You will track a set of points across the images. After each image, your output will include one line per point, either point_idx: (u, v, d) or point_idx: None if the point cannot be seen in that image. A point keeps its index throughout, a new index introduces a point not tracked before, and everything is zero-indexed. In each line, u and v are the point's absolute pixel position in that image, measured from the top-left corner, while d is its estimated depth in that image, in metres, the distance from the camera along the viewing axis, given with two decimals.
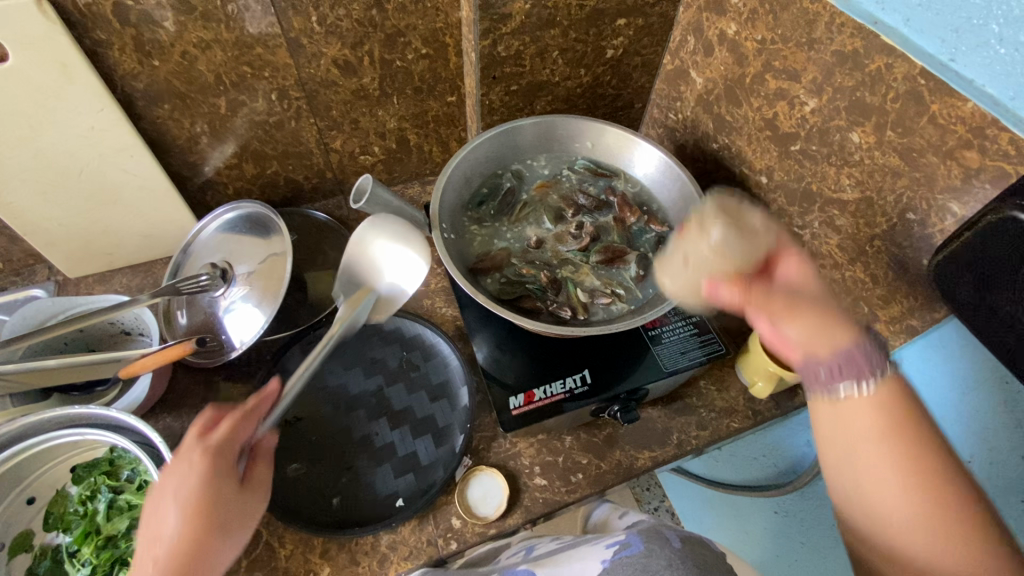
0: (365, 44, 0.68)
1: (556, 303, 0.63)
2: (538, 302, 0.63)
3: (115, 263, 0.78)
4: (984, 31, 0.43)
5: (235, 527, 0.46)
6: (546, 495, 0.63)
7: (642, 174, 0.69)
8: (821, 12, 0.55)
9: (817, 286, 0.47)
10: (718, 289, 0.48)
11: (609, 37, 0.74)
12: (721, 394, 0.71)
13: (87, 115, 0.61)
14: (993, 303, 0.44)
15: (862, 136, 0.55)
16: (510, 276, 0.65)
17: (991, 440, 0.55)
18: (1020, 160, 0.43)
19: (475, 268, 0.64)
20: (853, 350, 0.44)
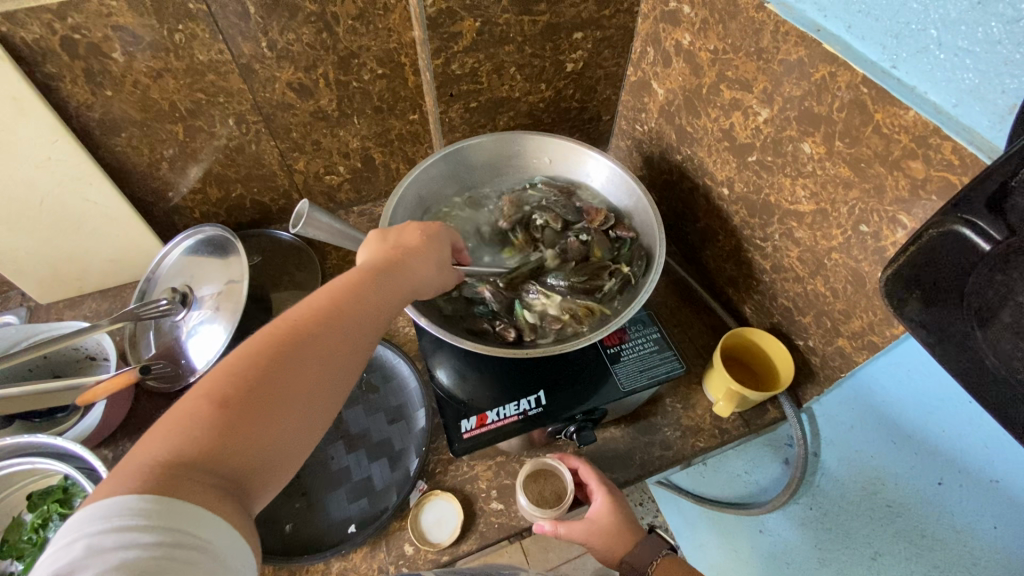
0: (318, 67, 0.68)
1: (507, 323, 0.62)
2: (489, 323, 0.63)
3: (85, 288, 0.79)
4: (923, 36, 0.42)
5: (426, 276, 0.52)
6: (501, 520, 0.61)
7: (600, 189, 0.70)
8: (766, 21, 0.54)
9: (605, 522, 0.56)
10: (543, 528, 0.57)
11: (567, 50, 0.73)
12: (687, 412, 0.69)
13: (42, 146, 0.62)
14: (937, 320, 0.41)
15: (812, 146, 0.54)
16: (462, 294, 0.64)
17: (963, 459, 0.52)
18: (964, 171, 0.41)
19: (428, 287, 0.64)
20: (629, 563, 0.54)
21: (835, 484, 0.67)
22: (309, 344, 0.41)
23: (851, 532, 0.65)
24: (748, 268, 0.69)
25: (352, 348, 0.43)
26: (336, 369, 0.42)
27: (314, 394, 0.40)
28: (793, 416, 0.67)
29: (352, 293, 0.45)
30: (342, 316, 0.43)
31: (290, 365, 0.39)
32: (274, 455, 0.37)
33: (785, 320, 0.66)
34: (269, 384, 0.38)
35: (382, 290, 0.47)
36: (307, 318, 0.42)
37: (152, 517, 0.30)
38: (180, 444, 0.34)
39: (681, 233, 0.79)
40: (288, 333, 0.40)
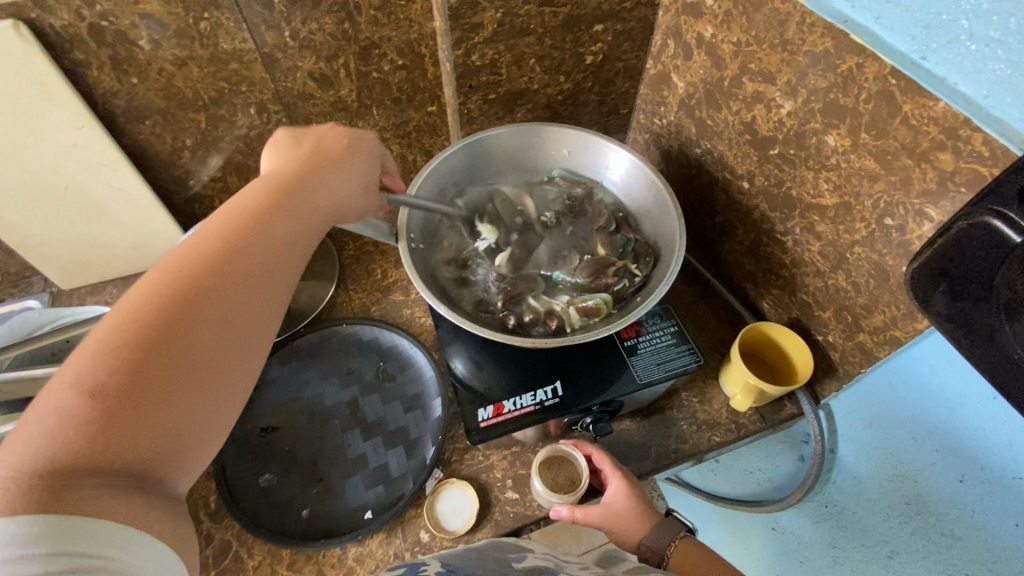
0: (340, 57, 0.68)
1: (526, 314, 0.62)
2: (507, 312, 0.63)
3: (106, 274, 0.80)
4: (954, 27, 0.42)
5: (327, 208, 0.50)
6: (516, 509, 0.61)
7: (619, 184, 0.70)
8: (792, 12, 0.53)
9: (622, 506, 0.57)
10: (560, 513, 0.57)
11: (587, 43, 0.73)
12: (703, 406, 0.69)
13: (69, 132, 0.63)
14: (966, 314, 0.41)
15: (837, 139, 0.53)
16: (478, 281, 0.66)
17: (983, 454, 0.51)
18: (995, 163, 0.41)
19: (447, 275, 0.66)
20: (646, 546, 0.55)
21: (851, 480, 0.66)
22: (196, 296, 0.37)
23: (867, 529, 0.64)
24: (768, 262, 0.68)
25: (249, 288, 0.40)
26: (237, 315, 0.39)
27: (216, 347, 0.37)
28: (810, 412, 0.66)
29: (235, 231, 0.42)
30: (232, 260, 0.40)
31: (180, 324, 0.36)
32: (187, 424, 0.34)
33: (804, 315, 0.66)
34: (157, 351, 0.34)
35: (270, 222, 0.44)
36: (183, 268, 0.38)
37: (41, 542, 0.28)
38: (58, 441, 0.30)
39: (698, 227, 0.79)
40: (168, 290, 0.37)
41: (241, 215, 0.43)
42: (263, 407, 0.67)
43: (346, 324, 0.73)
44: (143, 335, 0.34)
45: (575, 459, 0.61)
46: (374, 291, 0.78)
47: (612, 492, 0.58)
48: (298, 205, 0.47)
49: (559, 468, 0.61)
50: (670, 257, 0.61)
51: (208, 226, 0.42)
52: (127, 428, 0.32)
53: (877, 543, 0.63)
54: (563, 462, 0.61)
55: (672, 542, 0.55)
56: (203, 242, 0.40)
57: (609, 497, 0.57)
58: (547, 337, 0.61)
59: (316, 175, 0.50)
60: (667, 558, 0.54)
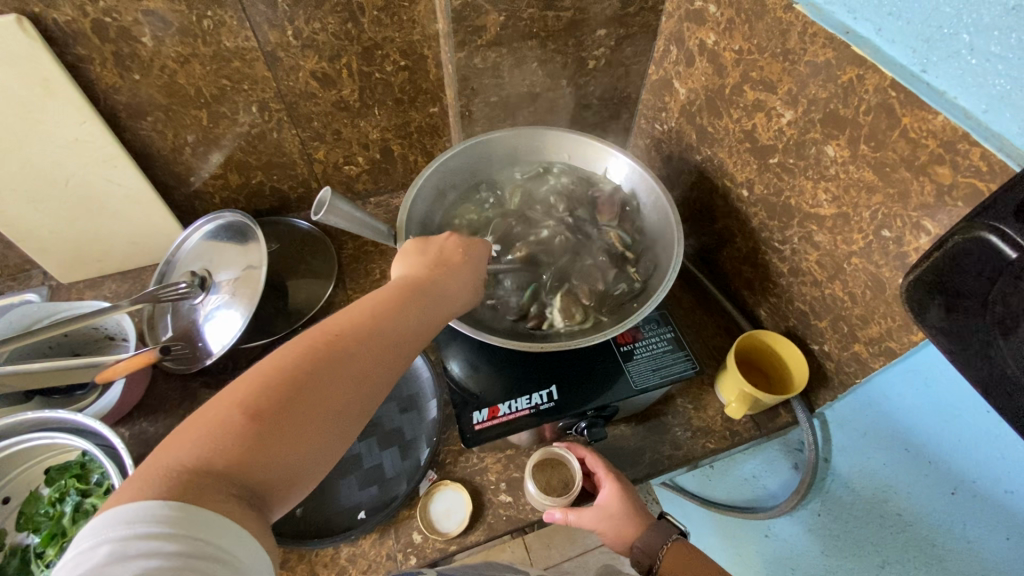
0: (342, 57, 0.69)
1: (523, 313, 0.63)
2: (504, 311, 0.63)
3: (105, 269, 0.80)
4: (955, 40, 0.42)
5: (450, 300, 0.50)
6: (509, 512, 0.62)
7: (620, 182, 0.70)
8: (794, 22, 0.53)
9: (615, 508, 0.57)
10: (553, 516, 0.57)
11: (590, 47, 0.73)
12: (698, 413, 0.69)
13: (70, 127, 0.63)
14: (961, 329, 0.41)
15: (836, 149, 0.53)
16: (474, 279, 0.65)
17: (973, 468, 0.51)
18: (992, 177, 0.41)
19: None
20: (640, 548, 0.56)
21: (845, 490, 0.67)
22: (337, 363, 0.40)
23: (858, 541, 0.65)
24: (765, 270, 0.68)
25: (377, 370, 0.42)
26: (363, 389, 0.41)
27: (338, 409, 0.39)
28: (804, 421, 0.66)
29: (381, 317, 0.44)
30: (369, 338, 0.42)
31: (317, 376, 0.39)
32: (292, 468, 0.36)
33: (801, 324, 0.66)
34: (297, 395, 0.37)
35: (411, 313, 0.46)
36: (334, 335, 0.41)
37: (177, 526, 0.30)
38: (205, 452, 0.33)
39: (698, 234, 0.79)
40: (312, 349, 0.40)
41: (384, 300, 0.45)
42: None
43: None
44: (286, 379, 0.38)
45: (569, 462, 0.62)
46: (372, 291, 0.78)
47: (606, 495, 0.58)
48: (431, 293, 0.49)
49: (554, 470, 0.61)
50: (667, 262, 0.62)
51: (361, 303, 0.45)
52: (258, 455, 0.35)
53: (868, 554, 0.64)
54: (558, 465, 0.62)
55: (665, 543, 0.55)
56: (365, 317, 0.43)
57: (603, 499, 0.58)
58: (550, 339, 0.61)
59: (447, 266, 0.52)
60: (659, 561, 0.54)
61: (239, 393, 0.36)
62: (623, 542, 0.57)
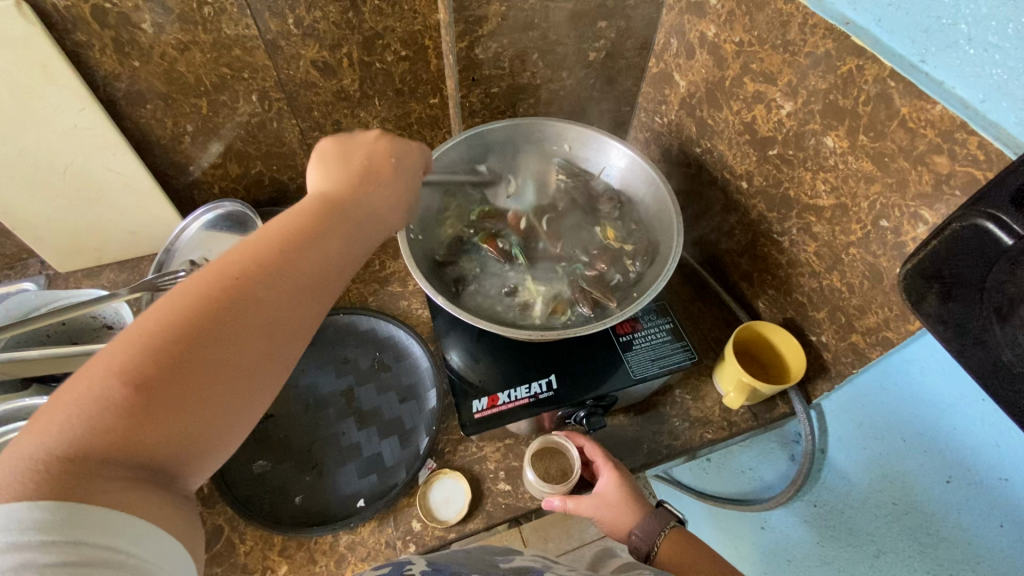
0: (343, 46, 0.69)
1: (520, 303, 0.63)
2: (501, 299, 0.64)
3: (103, 258, 0.80)
4: (953, 31, 0.42)
5: (372, 221, 0.47)
6: (508, 500, 0.62)
7: (620, 180, 0.70)
8: (794, 13, 0.54)
9: (613, 496, 0.57)
10: (552, 503, 0.58)
11: (590, 39, 0.73)
12: (696, 403, 0.69)
13: (69, 114, 0.63)
14: (955, 315, 0.42)
15: (835, 140, 0.54)
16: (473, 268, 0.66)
17: (967, 456, 0.52)
18: (989, 166, 0.42)
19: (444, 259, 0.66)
20: (637, 536, 0.56)
21: (841, 480, 0.67)
22: (238, 309, 0.36)
23: (853, 529, 0.65)
24: (764, 262, 0.69)
25: (289, 304, 0.39)
26: (273, 329, 0.38)
27: (250, 355, 0.36)
28: (801, 412, 0.67)
29: (287, 247, 0.40)
30: (276, 276, 0.38)
31: (214, 327, 0.35)
32: (201, 427, 0.34)
33: (798, 315, 0.67)
34: (192, 353, 0.34)
35: (324, 238, 0.42)
36: (228, 276, 0.37)
37: (51, 530, 0.29)
38: (82, 432, 0.31)
39: (696, 227, 0.80)
40: (204, 295, 0.36)
41: (288, 228, 0.41)
42: None
43: (342, 314, 0.73)
44: (171, 334, 0.34)
45: (567, 451, 0.62)
46: (371, 282, 0.78)
47: (605, 483, 0.58)
48: (347, 219, 0.45)
49: (553, 458, 0.62)
50: (667, 255, 0.62)
51: (260, 232, 0.40)
52: (154, 424, 0.32)
53: (863, 543, 0.64)
54: (557, 454, 0.62)
55: (662, 531, 0.55)
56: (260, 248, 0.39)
57: (602, 487, 0.58)
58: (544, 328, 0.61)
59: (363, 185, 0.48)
60: (657, 548, 0.54)
61: (120, 356, 0.32)
62: (620, 530, 0.57)
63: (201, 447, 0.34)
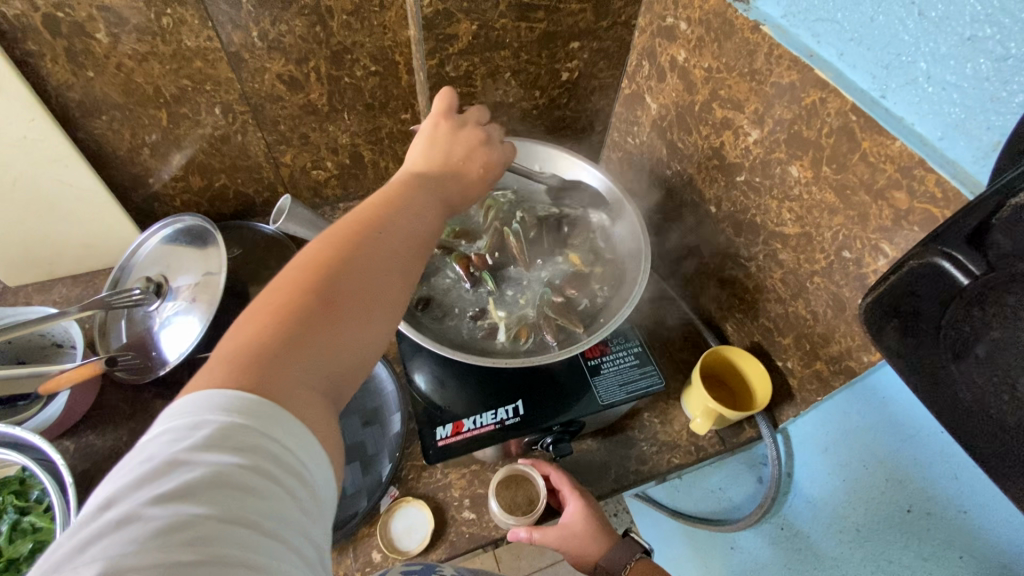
0: (310, 60, 0.67)
1: (484, 328, 0.62)
2: (466, 325, 0.63)
3: (56, 272, 0.77)
4: (912, 68, 0.43)
5: (460, 189, 0.53)
6: (472, 529, 0.60)
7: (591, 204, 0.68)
8: (760, 43, 0.54)
9: (579, 526, 0.56)
10: (518, 536, 0.57)
11: (563, 59, 0.73)
12: (664, 428, 0.69)
13: (17, 124, 0.60)
14: (913, 352, 0.40)
15: (799, 170, 0.54)
16: (438, 292, 0.65)
17: (926, 488, 0.53)
18: (946, 204, 0.42)
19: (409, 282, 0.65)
20: (602, 566, 0.55)
21: (806, 505, 0.67)
22: (377, 240, 0.42)
23: (819, 555, 0.66)
24: (732, 286, 0.69)
25: (410, 240, 0.44)
26: (401, 265, 0.43)
27: (387, 284, 0.41)
28: (768, 437, 0.67)
29: (399, 201, 0.46)
30: (399, 218, 0.45)
31: (364, 254, 0.40)
32: (358, 341, 0.38)
33: (765, 340, 0.67)
34: (342, 276, 0.39)
35: (425, 195, 0.49)
36: (360, 221, 0.43)
37: (241, 414, 0.31)
38: (271, 335, 0.34)
39: (667, 247, 0.80)
40: (349, 231, 0.42)
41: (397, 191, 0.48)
42: None
43: None
44: (329, 263, 0.39)
45: (534, 479, 0.61)
46: None
47: (570, 513, 0.57)
48: (444, 181, 0.52)
49: (520, 485, 0.61)
50: (634, 280, 0.61)
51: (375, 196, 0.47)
52: (326, 331, 0.36)
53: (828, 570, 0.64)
54: (523, 481, 0.61)
55: (630, 560, 0.55)
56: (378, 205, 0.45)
57: (567, 518, 0.57)
58: (508, 355, 0.60)
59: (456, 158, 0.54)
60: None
61: (291, 279, 0.38)
62: (588, 560, 0.57)
63: (363, 356, 0.38)
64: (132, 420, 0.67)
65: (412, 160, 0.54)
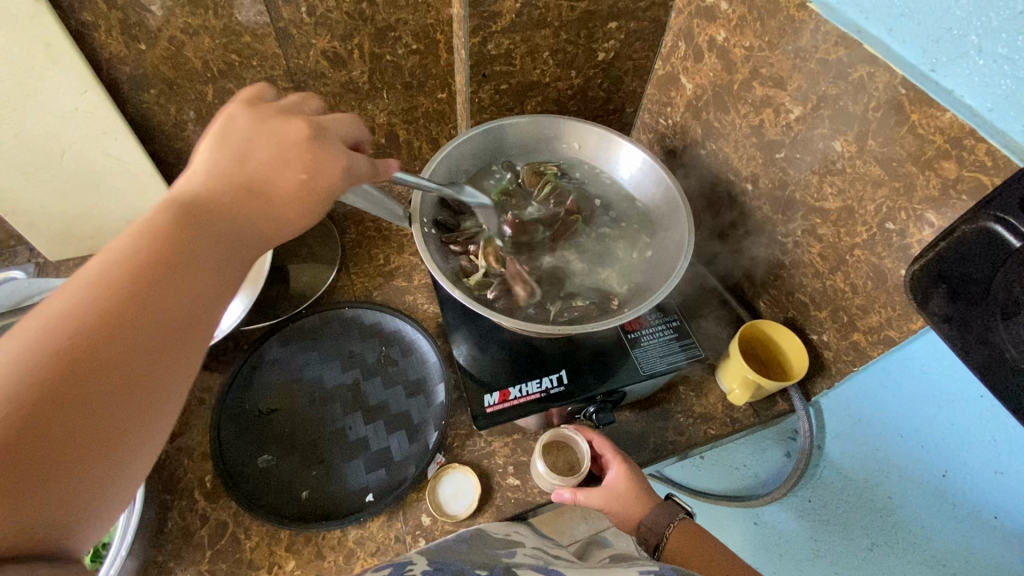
0: (354, 37, 0.68)
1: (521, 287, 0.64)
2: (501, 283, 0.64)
3: (97, 247, 0.78)
4: (963, 42, 0.44)
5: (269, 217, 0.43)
6: (517, 495, 0.62)
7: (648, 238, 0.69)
8: (806, 20, 0.55)
9: (623, 489, 0.58)
10: (562, 496, 0.58)
11: (600, 40, 0.74)
12: (699, 400, 0.71)
13: (70, 96, 0.61)
14: (962, 315, 0.43)
15: (843, 145, 0.56)
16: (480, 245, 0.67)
17: (966, 453, 0.54)
18: (996, 172, 0.43)
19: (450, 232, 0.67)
20: (646, 526, 0.57)
21: (835, 475, 0.70)
22: (100, 362, 0.31)
23: (847, 522, 0.68)
24: (767, 263, 0.70)
25: (165, 338, 0.34)
26: (154, 363, 0.33)
27: (130, 398, 0.32)
28: (801, 409, 0.68)
29: (148, 281, 0.34)
30: (143, 297, 0.34)
31: (78, 372, 0.30)
32: (78, 490, 0.30)
33: (800, 315, 0.69)
34: (48, 409, 0.29)
35: (193, 259, 0.37)
36: (81, 310, 0.32)
37: None
38: None
39: (699, 227, 0.81)
40: (61, 338, 0.31)
41: (149, 241, 0.36)
42: (263, 388, 0.66)
43: (348, 308, 0.73)
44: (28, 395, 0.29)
45: (576, 445, 0.62)
46: (377, 276, 0.78)
47: (614, 477, 0.59)
48: (243, 208, 0.41)
49: (562, 451, 0.62)
50: (676, 256, 0.63)
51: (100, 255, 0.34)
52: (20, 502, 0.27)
53: (857, 535, 0.67)
54: (565, 449, 0.62)
55: (672, 521, 0.57)
56: (124, 272, 0.34)
57: (610, 482, 0.59)
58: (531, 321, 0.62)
59: (264, 186, 0.43)
60: (666, 539, 0.56)
61: None
62: (629, 523, 0.58)
63: (86, 507, 0.30)
64: None
65: (183, 191, 0.41)
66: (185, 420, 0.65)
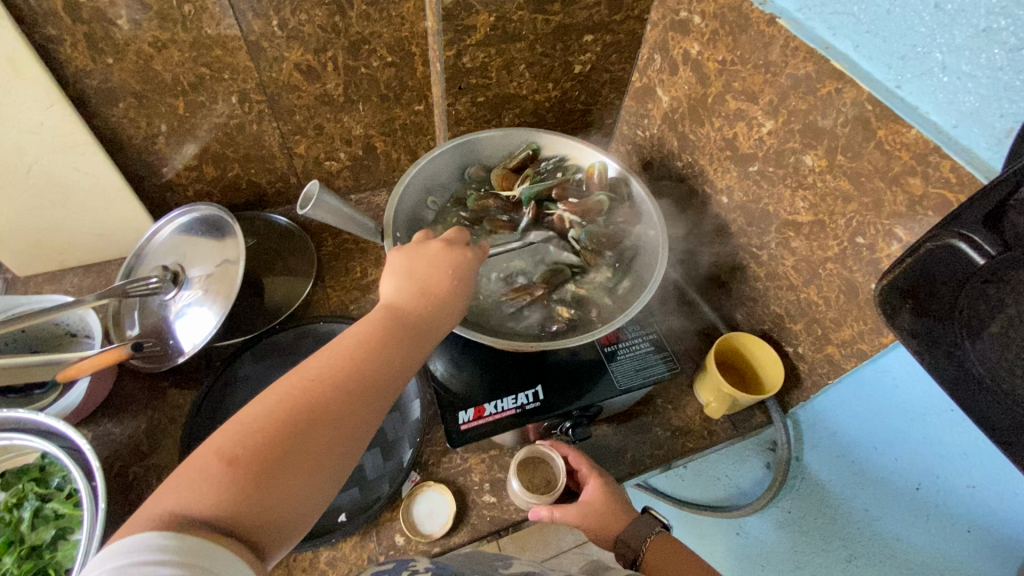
0: (328, 50, 0.67)
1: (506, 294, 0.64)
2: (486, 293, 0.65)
3: (67, 262, 0.76)
4: (928, 59, 0.44)
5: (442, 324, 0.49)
6: (493, 513, 0.62)
7: (630, 213, 0.69)
8: (776, 35, 0.55)
9: (599, 505, 0.57)
10: (539, 514, 0.58)
11: (577, 52, 0.74)
12: (678, 413, 0.71)
13: (35, 111, 0.60)
14: (929, 331, 0.40)
15: (813, 159, 0.56)
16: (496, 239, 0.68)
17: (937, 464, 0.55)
18: (961, 189, 0.44)
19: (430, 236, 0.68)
20: (623, 540, 0.56)
21: (813, 486, 0.70)
22: (323, 421, 0.39)
23: (825, 533, 0.68)
24: (743, 275, 0.70)
25: (358, 418, 0.41)
26: (350, 431, 0.40)
27: (335, 451, 0.40)
28: (778, 420, 0.68)
29: (357, 376, 0.42)
30: (358, 379, 0.42)
31: (315, 421, 0.39)
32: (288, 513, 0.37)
33: (776, 327, 0.69)
34: (292, 440, 0.38)
35: (388, 361, 0.44)
36: (327, 375, 0.41)
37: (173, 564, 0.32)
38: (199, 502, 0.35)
39: (677, 238, 0.81)
40: (306, 392, 0.40)
41: (369, 332, 0.44)
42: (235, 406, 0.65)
43: (322, 323, 0.72)
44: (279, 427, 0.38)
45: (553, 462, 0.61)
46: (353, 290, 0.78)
47: (591, 493, 0.58)
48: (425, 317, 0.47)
49: (538, 468, 0.61)
50: (650, 270, 0.64)
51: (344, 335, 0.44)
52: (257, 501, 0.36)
53: (836, 546, 0.67)
54: (539, 466, 0.61)
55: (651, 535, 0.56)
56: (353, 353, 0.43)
57: (587, 498, 0.58)
58: (508, 331, 0.62)
59: (438, 299, 0.48)
60: (642, 555, 0.54)
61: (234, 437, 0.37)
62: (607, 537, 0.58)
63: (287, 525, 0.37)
64: (150, 408, 0.67)
65: (390, 298, 0.48)
66: (155, 441, 0.65)
